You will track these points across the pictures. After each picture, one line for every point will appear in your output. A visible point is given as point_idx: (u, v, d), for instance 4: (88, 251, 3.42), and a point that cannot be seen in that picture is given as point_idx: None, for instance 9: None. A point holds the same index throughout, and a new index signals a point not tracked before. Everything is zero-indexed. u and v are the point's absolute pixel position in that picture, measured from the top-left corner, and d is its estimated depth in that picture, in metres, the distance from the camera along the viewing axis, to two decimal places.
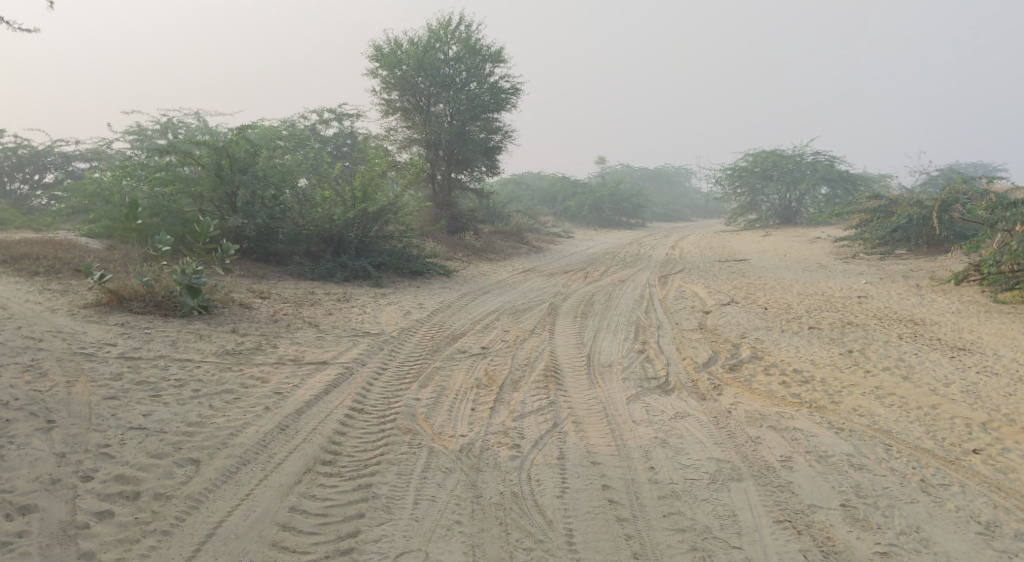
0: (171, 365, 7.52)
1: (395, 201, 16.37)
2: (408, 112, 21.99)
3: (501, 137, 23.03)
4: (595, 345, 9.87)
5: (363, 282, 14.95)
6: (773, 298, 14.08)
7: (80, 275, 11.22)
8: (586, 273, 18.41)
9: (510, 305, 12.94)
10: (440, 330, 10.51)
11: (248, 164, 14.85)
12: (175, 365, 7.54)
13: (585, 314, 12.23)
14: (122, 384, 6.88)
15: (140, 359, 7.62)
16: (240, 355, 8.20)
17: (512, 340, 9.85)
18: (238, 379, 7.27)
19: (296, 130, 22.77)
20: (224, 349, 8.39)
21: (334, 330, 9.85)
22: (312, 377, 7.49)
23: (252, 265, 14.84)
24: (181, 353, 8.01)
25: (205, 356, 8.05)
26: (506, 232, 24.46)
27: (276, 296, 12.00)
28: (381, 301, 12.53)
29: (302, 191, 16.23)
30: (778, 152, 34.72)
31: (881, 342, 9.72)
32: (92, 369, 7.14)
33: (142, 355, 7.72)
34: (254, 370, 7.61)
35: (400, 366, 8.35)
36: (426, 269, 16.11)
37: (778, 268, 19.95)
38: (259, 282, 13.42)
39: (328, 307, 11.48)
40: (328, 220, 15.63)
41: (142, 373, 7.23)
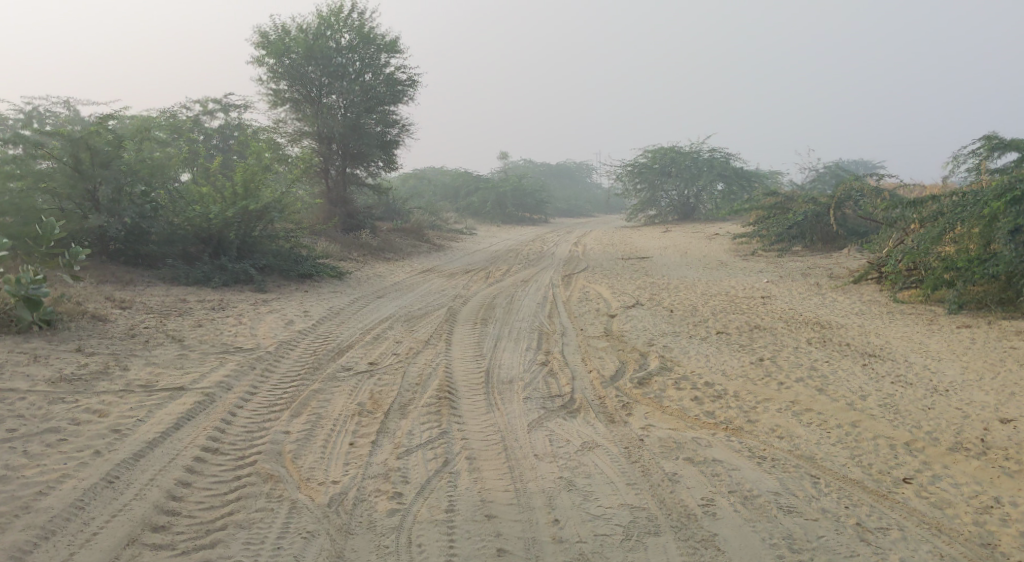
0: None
1: (281, 198, 15.12)
2: (298, 104, 20.61)
3: (399, 130, 21.98)
4: (495, 357, 9.08)
5: (245, 286, 13.67)
6: (677, 299, 13.67)
7: None
8: (487, 273, 17.67)
9: (405, 311, 12.03)
10: (325, 342, 9.49)
11: (111, 156, 13.32)
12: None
13: (485, 320, 11.44)
14: None
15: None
16: (78, 379, 6.96)
17: (405, 354, 8.95)
18: (69, 410, 6.08)
19: (174, 120, 20.95)
20: (61, 372, 7.12)
21: (201, 346, 8.67)
22: (162, 407, 6.38)
23: (117, 270, 13.32)
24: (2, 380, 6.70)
25: (35, 381, 6.78)
26: (406, 229, 23.43)
27: (138, 305, 10.65)
28: (262, 309, 11.36)
29: (176, 187, 14.75)
30: (677, 149, 34.95)
31: (791, 349, 9.38)
32: None
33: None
34: (91, 400, 6.42)
35: (273, 388, 7.31)
36: (316, 271, 14.95)
37: (680, 265, 19.76)
38: (122, 289, 11.97)
39: (198, 318, 10.23)
40: (205, 219, 14.24)
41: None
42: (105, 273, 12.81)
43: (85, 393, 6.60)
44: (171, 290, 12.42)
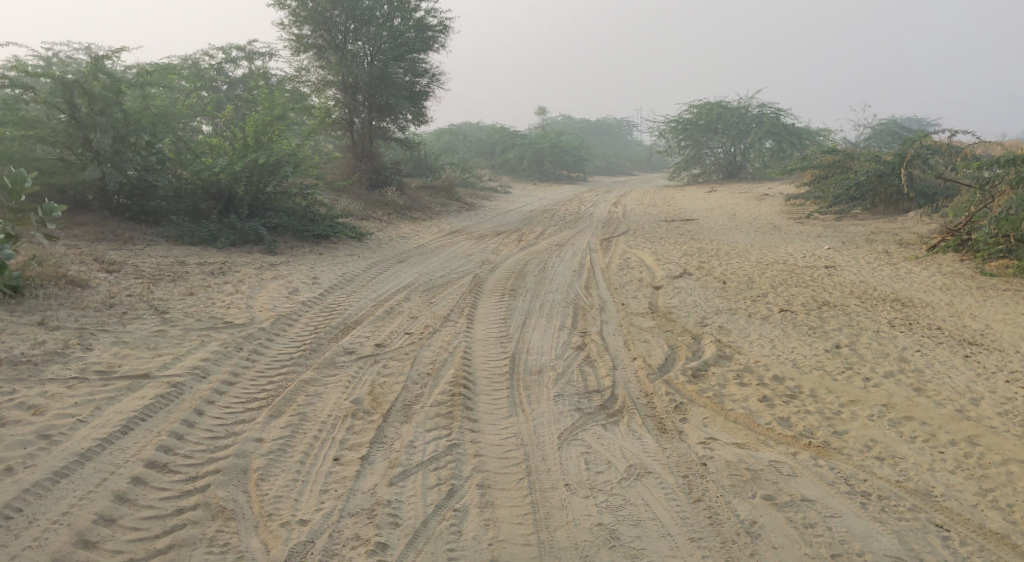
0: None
1: (296, 151, 13.92)
2: (321, 51, 19.06)
3: (428, 80, 20.59)
4: (523, 339, 7.80)
5: (255, 248, 12.55)
6: (730, 268, 12.23)
7: None
8: (520, 235, 16.40)
9: (426, 279, 10.81)
10: (330, 317, 8.31)
11: (110, 103, 12.20)
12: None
13: (515, 292, 10.17)
14: None
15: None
16: (22, 359, 5.80)
17: (419, 333, 7.72)
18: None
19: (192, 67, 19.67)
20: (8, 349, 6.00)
21: (185, 319, 7.52)
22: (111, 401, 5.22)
23: (118, 229, 12.28)
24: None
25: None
26: (435, 186, 22.14)
27: (128, 269, 9.53)
28: (266, 274, 10.20)
29: (182, 138, 13.58)
30: (723, 103, 32.91)
31: (872, 334, 8.02)
32: None
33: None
34: (29, 390, 5.28)
35: (256, 376, 6.13)
36: (333, 232, 13.77)
37: (729, 229, 18.18)
38: (118, 250, 10.90)
39: (191, 285, 9.09)
40: (213, 172, 13.09)
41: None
42: (103, 233, 11.76)
43: (23, 380, 5.46)
44: (172, 252, 11.33)
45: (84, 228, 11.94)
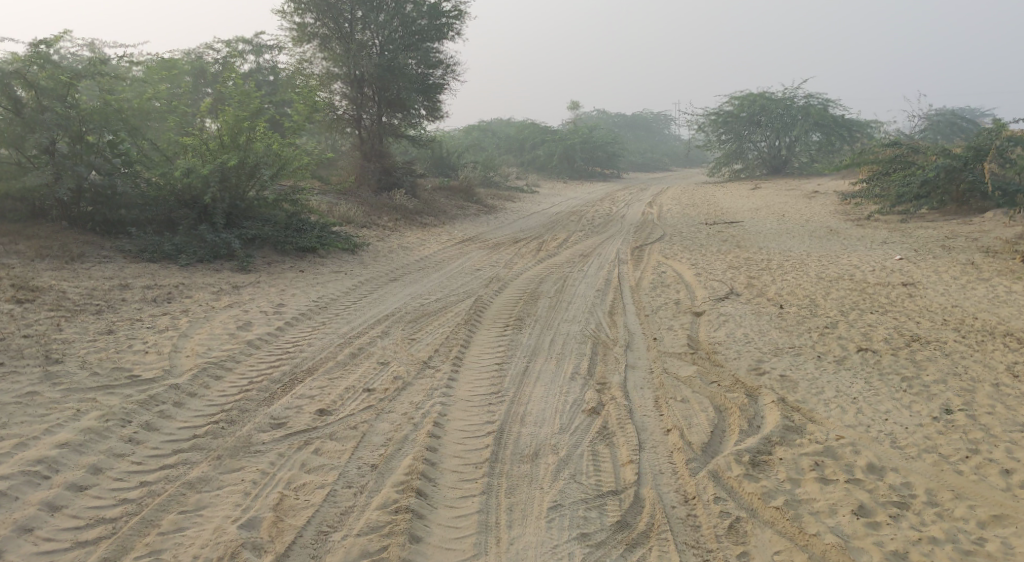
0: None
1: (279, 151, 12.12)
2: (327, 41, 17.12)
3: (444, 71, 18.68)
4: (520, 397, 5.86)
5: (227, 265, 10.79)
6: (787, 287, 10.16)
7: None
8: (540, 243, 14.47)
9: (417, 305, 8.92)
10: (276, 363, 6.47)
11: (58, 96, 10.49)
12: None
13: (522, 322, 8.23)
14: None
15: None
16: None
17: (382, 392, 5.84)
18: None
19: (192, 59, 17.87)
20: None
21: (78, 372, 5.77)
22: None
23: (74, 241, 10.55)
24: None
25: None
26: (452, 188, 20.25)
27: (47, 297, 7.75)
28: (219, 301, 8.41)
29: (150, 138, 11.81)
30: (766, 94, 30.46)
31: (992, 387, 5.98)
32: None
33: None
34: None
35: (128, 473, 4.34)
36: (322, 245, 11.99)
37: (779, 234, 15.97)
38: (57, 271, 9.22)
39: (116, 319, 7.31)
40: (181, 174, 11.13)
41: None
42: (49, 248, 10.00)
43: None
44: (122, 271, 9.63)
45: (31, 241, 10.15)
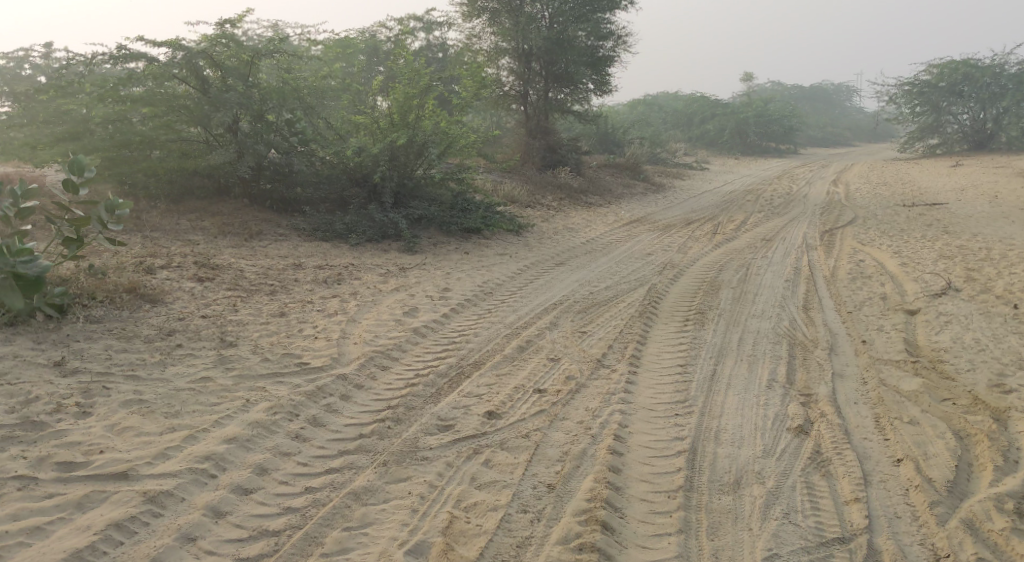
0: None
1: (447, 130, 11.77)
2: (496, 15, 16.81)
3: (614, 43, 17.85)
4: (712, 409, 5.16)
5: (394, 245, 10.69)
6: (1018, 283, 8.67)
7: None
8: (715, 225, 13.46)
9: (587, 293, 8.33)
10: (443, 355, 6.09)
11: (241, 76, 10.72)
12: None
13: (704, 316, 7.44)
14: None
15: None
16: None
17: (555, 394, 5.31)
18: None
19: (366, 37, 18.15)
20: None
21: (250, 358, 5.66)
22: (29, 544, 3.39)
23: (253, 218, 10.83)
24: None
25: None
26: (618, 165, 19.47)
27: (225, 276, 7.82)
28: (387, 284, 8.21)
29: (326, 115, 11.86)
30: (972, 60, 27.11)
31: None
32: None
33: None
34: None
35: (293, 475, 4.07)
36: (486, 226, 11.67)
37: (994, 219, 13.97)
38: (237, 249, 9.41)
39: (288, 301, 7.25)
40: (352, 153, 11.10)
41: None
42: (231, 225, 10.26)
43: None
44: (297, 249, 9.73)
45: (215, 219, 10.49)
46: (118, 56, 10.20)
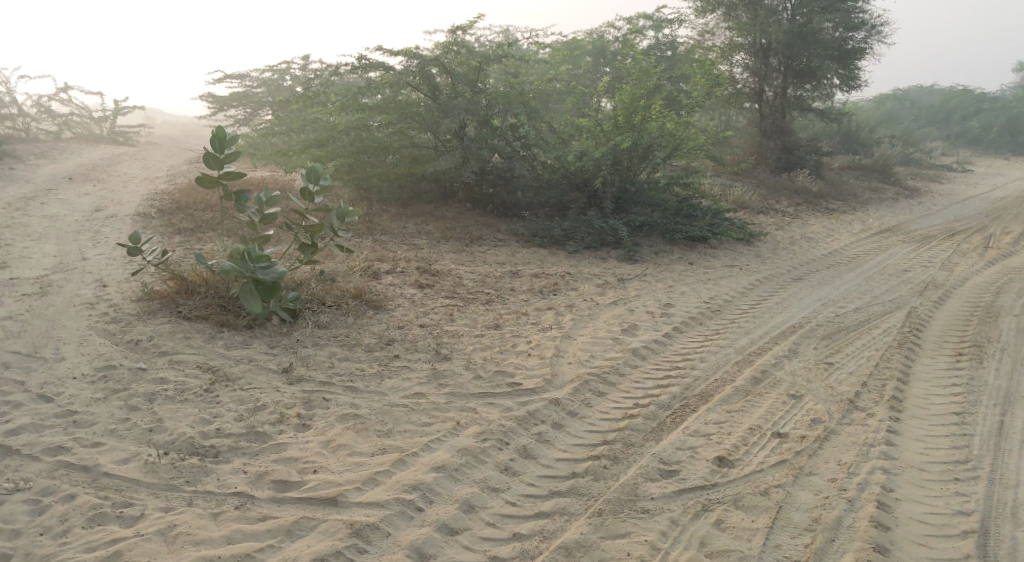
0: (5, 481, 3.69)
1: (675, 131, 10.84)
2: (732, 8, 15.87)
3: (867, 33, 16.03)
4: (1003, 479, 4.21)
5: (612, 253, 10.05)
6: None
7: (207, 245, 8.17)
8: (987, 238, 11.54)
9: (832, 315, 7.30)
10: (665, 382, 5.49)
11: (468, 81, 10.74)
12: (9, 481, 3.69)
13: (982, 352, 6.20)
14: None
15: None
16: (196, 442, 4.17)
17: (798, 441, 4.55)
18: (91, 557, 3.33)
19: (594, 37, 17.96)
20: (199, 421, 4.44)
21: (462, 374, 5.40)
22: None
23: (474, 222, 10.85)
24: (78, 432, 4.22)
25: (126, 439, 4.17)
26: (864, 167, 17.57)
27: (444, 283, 7.76)
28: (605, 295, 7.73)
29: (550, 119, 11.65)
30: None
31: None
32: None
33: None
34: (153, 514, 3.58)
35: (501, 517, 3.77)
36: (713, 234, 10.81)
37: None
38: (457, 253, 9.37)
39: (503, 311, 6.99)
40: (575, 157, 10.77)
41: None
42: (453, 230, 10.35)
43: (157, 486, 3.76)
44: (516, 254, 9.56)
45: (439, 222, 10.66)
46: (359, 65, 10.67)
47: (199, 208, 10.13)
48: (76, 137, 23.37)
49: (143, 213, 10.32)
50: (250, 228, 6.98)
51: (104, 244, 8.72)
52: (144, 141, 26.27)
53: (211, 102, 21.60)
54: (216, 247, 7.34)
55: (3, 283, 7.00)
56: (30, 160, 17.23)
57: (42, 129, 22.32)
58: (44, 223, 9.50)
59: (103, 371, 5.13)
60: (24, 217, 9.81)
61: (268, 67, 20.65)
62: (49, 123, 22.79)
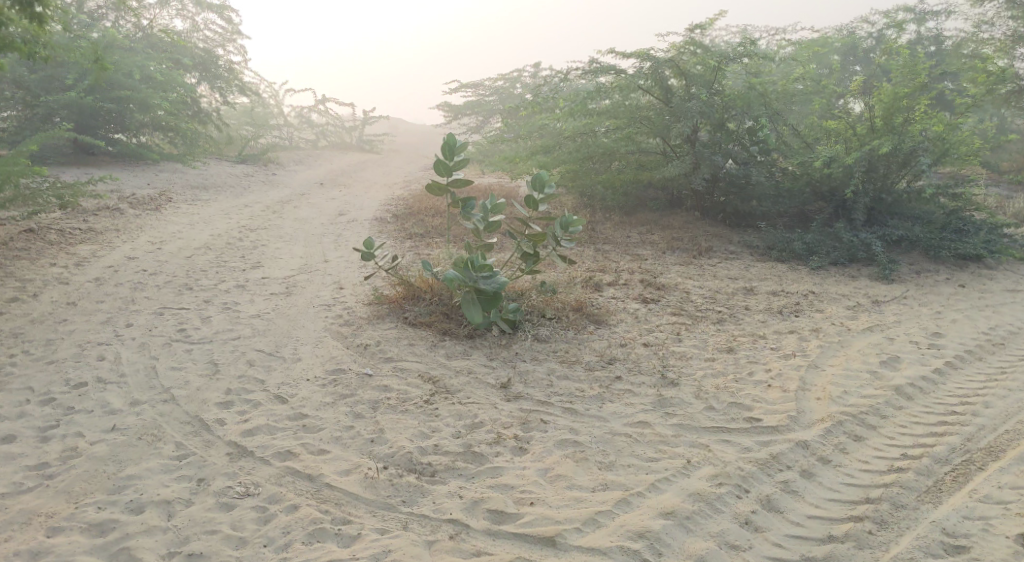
0: (237, 484, 3.77)
1: (945, 135, 9.40)
2: None
3: None
4: None
5: (866, 270, 8.96)
6: None
7: (436, 250, 8.29)
8: None
9: None
10: (941, 431, 4.58)
11: (705, 82, 10.03)
12: (241, 485, 3.77)
13: None
14: (167, 523, 3.50)
15: (225, 448, 4.10)
16: (414, 458, 4.05)
17: None
18: None
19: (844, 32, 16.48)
20: (418, 434, 4.32)
21: (692, 404, 4.86)
22: None
23: (703, 232, 10.18)
24: (306, 437, 4.26)
25: (349, 449, 4.15)
26: None
27: (671, 298, 7.23)
28: (857, 320, 6.78)
29: (793, 121, 10.68)
30: None
31: None
32: (167, 469, 3.87)
33: (236, 442, 4.16)
34: (369, 536, 3.48)
35: None
36: (990, 252, 9.26)
37: None
38: (684, 265, 8.79)
39: (738, 333, 6.34)
40: (821, 165, 9.72)
41: (154, 493, 3.68)
42: (680, 240, 9.77)
43: (374, 503, 3.67)
44: (749, 268, 8.78)
45: (665, 232, 10.12)
46: (590, 70, 10.45)
47: (430, 214, 10.41)
48: (329, 145, 25.57)
49: (379, 217, 10.81)
50: (475, 237, 6.90)
51: (344, 247, 9.18)
52: (387, 148, 28.21)
53: (447, 111, 22.61)
54: (443, 254, 7.38)
55: (255, 282, 7.52)
56: (290, 166, 19.01)
57: (302, 138, 24.67)
58: (294, 226, 10.24)
59: (333, 374, 5.22)
60: (279, 219, 10.66)
61: (501, 76, 21.28)
62: (308, 132, 25.16)
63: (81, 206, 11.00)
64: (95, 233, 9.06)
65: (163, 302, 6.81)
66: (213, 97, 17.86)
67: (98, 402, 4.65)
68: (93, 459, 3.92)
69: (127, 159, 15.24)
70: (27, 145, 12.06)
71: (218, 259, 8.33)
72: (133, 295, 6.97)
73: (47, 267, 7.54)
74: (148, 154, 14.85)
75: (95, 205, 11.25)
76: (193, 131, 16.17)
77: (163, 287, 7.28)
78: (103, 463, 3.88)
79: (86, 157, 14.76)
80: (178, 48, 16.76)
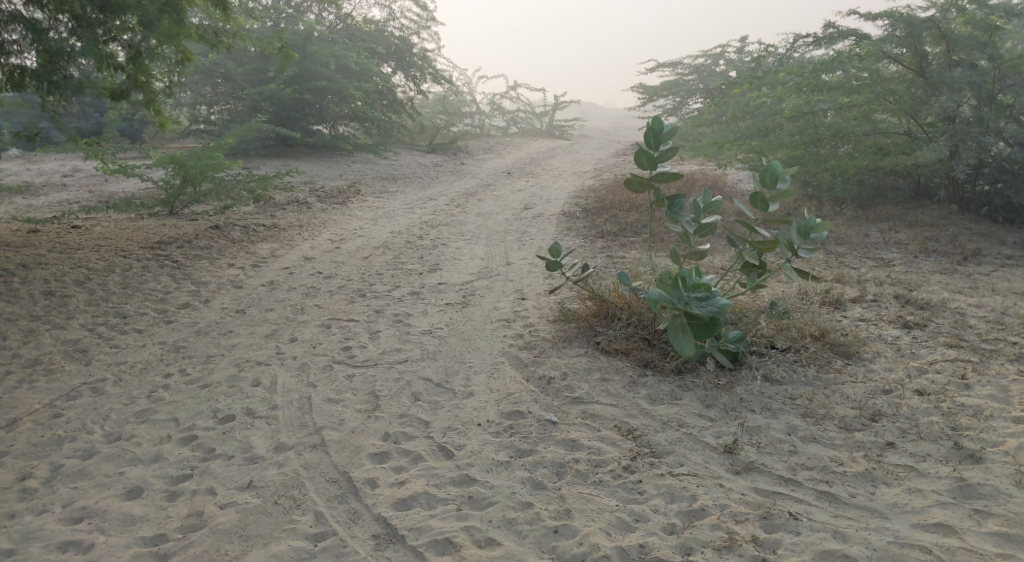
0: None
1: None
2: None
3: None
4: None
5: None
6: None
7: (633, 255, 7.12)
8: None
9: None
10: None
11: (978, 46, 8.01)
12: None
13: None
14: None
15: (372, 527, 3.34)
16: None
17: None
18: None
19: None
20: (617, 522, 3.30)
21: (1014, 498, 3.37)
22: None
23: (965, 229, 8.20)
24: (471, 515, 3.37)
25: (525, 541, 3.24)
26: None
27: (942, 322, 5.57)
28: None
29: None
30: None
31: None
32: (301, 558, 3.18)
33: (386, 518, 3.37)
34: None
35: None
36: None
37: None
38: (947, 273, 6.98)
39: None
40: None
41: None
42: (935, 240, 7.90)
43: None
44: None
45: (914, 229, 8.26)
46: (824, 38, 8.81)
47: (625, 208, 9.24)
48: (520, 132, 25.10)
49: (569, 212, 9.78)
50: (683, 241, 5.63)
51: (530, 248, 8.25)
52: (578, 134, 27.31)
53: (642, 93, 21.27)
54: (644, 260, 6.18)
55: (431, 289, 6.76)
56: (480, 155, 18.54)
57: (493, 126, 24.34)
58: (478, 221, 9.46)
59: (509, 417, 4.24)
60: (462, 214, 9.96)
61: (703, 53, 19.68)
62: (500, 120, 24.79)
63: (273, 198, 10.89)
64: (278, 229, 8.74)
65: (332, 311, 6.19)
66: (409, 86, 17.68)
67: (241, 444, 3.96)
68: (216, 531, 3.29)
69: (324, 150, 15.33)
70: (229, 138, 12.23)
71: (396, 260, 7.68)
72: (304, 302, 6.42)
73: (225, 268, 7.21)
74: (342, 145, 14.83)
75: (287, 196, 11.11)
76: (386, 121, 16.04)
77: (336, 292, 6.69)
78: (228, 539, 3.25)
79: (286, 149, 15.03)
80: (374, 37, 16.70)
